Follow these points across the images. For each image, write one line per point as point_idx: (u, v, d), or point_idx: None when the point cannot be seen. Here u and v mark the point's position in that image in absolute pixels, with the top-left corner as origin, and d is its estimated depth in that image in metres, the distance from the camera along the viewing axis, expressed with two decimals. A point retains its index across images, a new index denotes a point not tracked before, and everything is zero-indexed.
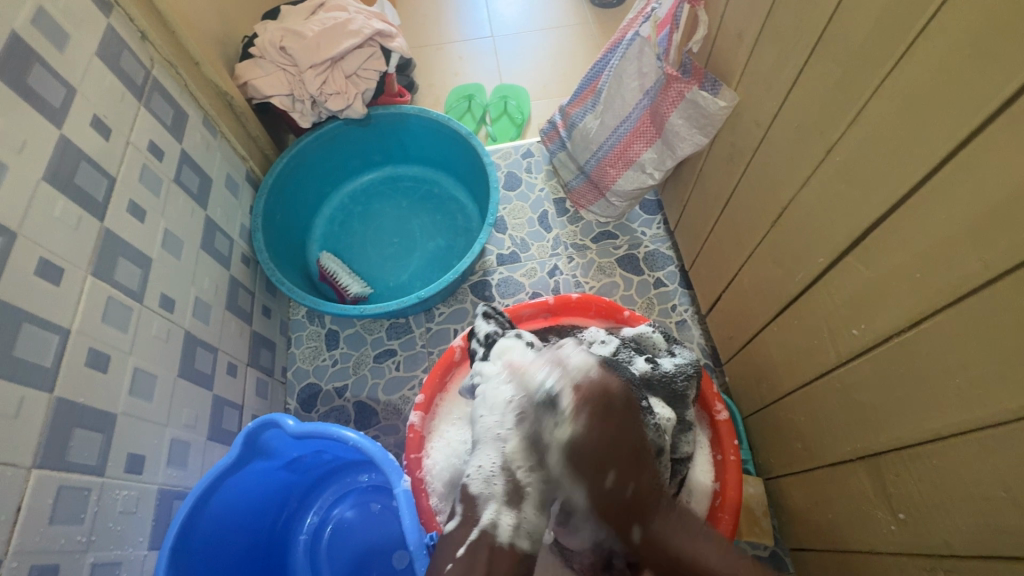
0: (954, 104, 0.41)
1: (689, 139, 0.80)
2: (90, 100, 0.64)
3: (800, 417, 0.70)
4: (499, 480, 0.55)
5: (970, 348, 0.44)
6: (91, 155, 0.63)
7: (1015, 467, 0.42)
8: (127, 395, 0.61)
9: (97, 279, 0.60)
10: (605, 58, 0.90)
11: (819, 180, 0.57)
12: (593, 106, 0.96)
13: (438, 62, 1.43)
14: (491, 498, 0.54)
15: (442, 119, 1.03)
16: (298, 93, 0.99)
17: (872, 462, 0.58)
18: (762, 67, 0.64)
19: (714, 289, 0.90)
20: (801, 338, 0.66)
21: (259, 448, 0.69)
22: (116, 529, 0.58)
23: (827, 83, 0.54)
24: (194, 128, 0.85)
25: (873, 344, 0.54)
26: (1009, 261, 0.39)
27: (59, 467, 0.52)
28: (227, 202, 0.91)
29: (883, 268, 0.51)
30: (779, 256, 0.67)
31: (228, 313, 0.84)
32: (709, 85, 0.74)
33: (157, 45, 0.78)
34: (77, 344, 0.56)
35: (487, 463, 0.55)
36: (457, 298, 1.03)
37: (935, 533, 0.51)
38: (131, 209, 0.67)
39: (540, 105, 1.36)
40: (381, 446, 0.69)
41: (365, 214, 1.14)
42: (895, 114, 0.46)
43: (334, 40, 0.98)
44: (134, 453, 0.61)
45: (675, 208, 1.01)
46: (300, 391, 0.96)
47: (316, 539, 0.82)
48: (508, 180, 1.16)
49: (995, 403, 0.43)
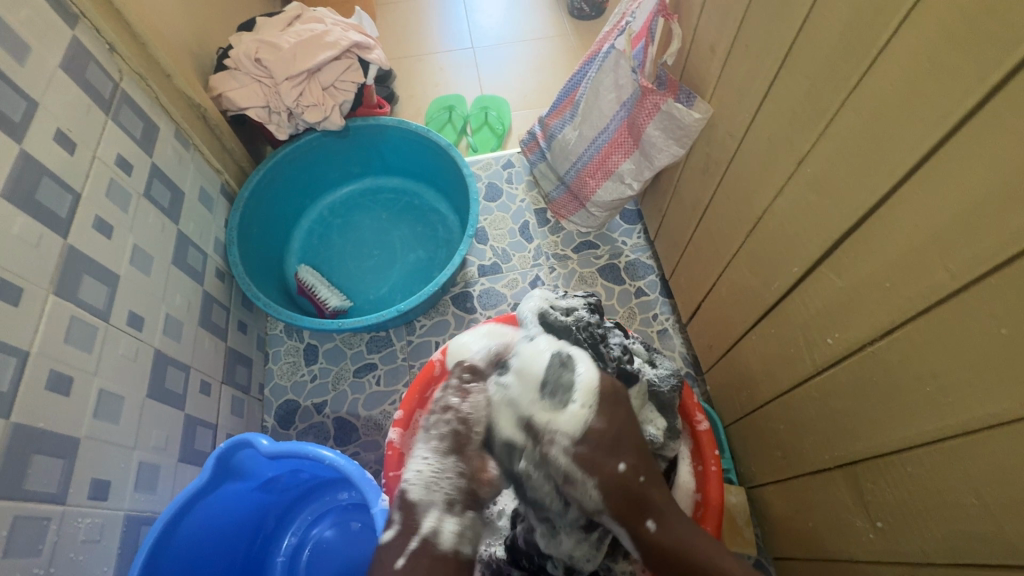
0: (919, 120, 0.42)
1: (665, 150, 0.81)
2: (55, 114, 0.62)
3: (779, 425, 0.70)
4: (440, 489, 0.56)
5: (940, 359, 0.44)
6: (53, 170, 0.61)
7: (986, 476, 0.43)
8: (92, 417, 0.59)
9: (59, 298, 0.58)
10: (582, 70, 0.91)
11: (792, 191, 0.58)
12: (571, 118, 0.97)
13: (418, 73, 1.43)
14: (432, 507, 0.55)
15: (421, 130, 1.03)
16: (274, 104, 0.98)
17: (849, 470, 0.58)
18: (734, 79, 0.65)
19: (693, 298, 0.91)
20: (778, 347, 0.66)
21: (232, 469, 0.67)
22: (78, 558, 0.55)
23: (797, 96, 0.55)
24: (166, 141, 0.83)
25: (846, 353, 0.54)
26: (977, 270, 0.39)
27: (15, 496, 0.50)
28: (201, 215, 0.89)
29: (854, 278, 0.51)
30: (755, 266, 0.68)
31: (201, 329, 0.82)
32: (684, 98, 0.75)
33: (126, 57, 0.76)
34: (37, 366, 0.54)
35: (423, 470, 0.57)
36: (438, 310, 1.02)
37: (912, 541, 0.51)
38: (97, 225, 0.66)
39: (521, 116, 1.37)
40: (359, 464, 0.68)
41: (344, 227, 1.13)
42: (862, 127, 0.47)
43: (311, 52, 0.97)
44: (98, 478, 0.59)
45: (654, 217, 1.02)
46: (278, 407, 0.94)
47: (294, 561, 0.80)
48: (489, 190, 1.15)
49: (966, 413, 0.43)
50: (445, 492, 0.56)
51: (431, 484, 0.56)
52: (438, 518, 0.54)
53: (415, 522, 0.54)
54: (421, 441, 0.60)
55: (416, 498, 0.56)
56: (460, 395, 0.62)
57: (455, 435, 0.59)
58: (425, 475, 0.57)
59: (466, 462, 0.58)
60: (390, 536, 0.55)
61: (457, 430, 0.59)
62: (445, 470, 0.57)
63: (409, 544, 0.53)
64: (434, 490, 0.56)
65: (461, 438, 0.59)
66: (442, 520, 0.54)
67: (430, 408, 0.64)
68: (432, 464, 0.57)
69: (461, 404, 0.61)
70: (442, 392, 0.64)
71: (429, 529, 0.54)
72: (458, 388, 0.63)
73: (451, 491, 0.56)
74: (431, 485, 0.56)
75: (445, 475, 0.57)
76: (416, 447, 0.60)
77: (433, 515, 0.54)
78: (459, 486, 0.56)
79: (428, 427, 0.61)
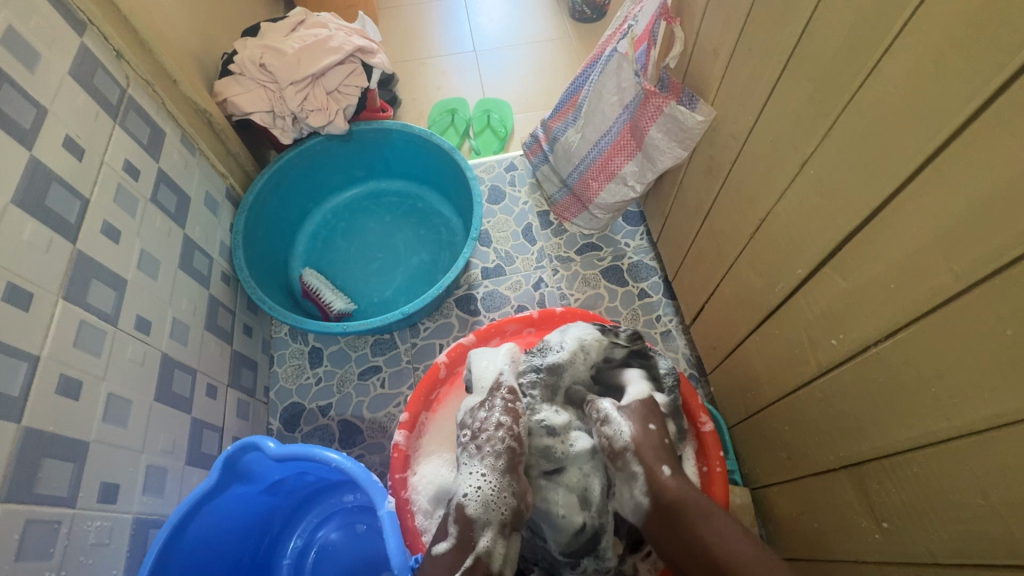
0: (921, 122, 0.42)
1: (668, 152, 0.81)
2: (63, 120, 0.63)
3: (784, 426, 0.70)
4: (496, 508, 0.56)
5: (944, 360, 0.44)
6: (62, 175, 0.61)
7: (992, 476, 0.43)
8: (101, 421, 0.60)
9: (68, 303, 0.59)
10: (585, 73, 0.91)
11: (796, 193, 0.58)
12: (574, 121, 0.97)
13: (420, 76, 1.44)
14: (486, 525, 0.56)
15: (424, 134, 1.04)
16: (278, 109, 0.99)
17: (854, 471, 0.58)
18: (737, 82, 0.66)
19: (696, 300, 0.91)
20: (782, 348, 0.67)
21: (239, 472, 0.68)
22: (88, 561, 0.56)
23: (799, 99, 0.55)
24: (172, 146, 0.84)
25: (851, 354, 0.55)
26: (981, 271, 0.40)
27: (27, 499, 0.50)
28: (207, 219, 0.89)
29: (858, 279, 0.52)
30: (759, 268, 0.68)
31: (207, 333, 0.83)
32: (687, 100, 0.75)
33: (133, 64, 0.77)
34: (47, 370, 0.54)
35: (478, 488, 0.57)
36: (442, 313, 1.03)
37: (918, 541, 0.52)
38: (105, 230, 0.66)
39: (523, 118, 1.37)
40: (365, 466, 0.68)
41: (348, 230, 1.14)
42: (865, 129, 0.47)
43: (315, 57, 0.98)
44: (107, 481, 0.59)
45: (657, 219, 1.02)
46: (283, 410, 0.95)
47: (300, 563, 0.80)
48: (492, 193, 1.16)
49: (970, 413, 0.43)
50: (501, 512, 0.56)
51: (488, 501, 0.56)
52: (492, 538, 0.55)
53: (471, 538, 0.56)
54: (473, 457, 0.60)
55: (474, 515, 0.56)
56: (512, 413, 0.62)
57: (511, 453, 0.59)
58: (482, 493, 0.57)
59: (520, 480, 0.58)
60: (445, 548, 0.57)
61: (510, 448, 0.59)
62: (498, 487, 0.57)
63: (464, 559, 0.55)
64: (491, 509, 0.56)
65: (514, 454, 0.59)
66: (495, 539, 0.56)
67: (473, 421, 0.64)
68: (490, 482, 0.57)
69: (512, 421, 0.61)
70: (488, 407, 0.63)
71: (484, 547, 0.55)
72: (509, 404, 0.63)
73: (505, 512, 0.56)
74: (488, 503, 0.56)
75: (500, 494, 0.57)
76: (467, 462, 0.60)
77: (489, 532, 0.56)
78: (514, 506, 0.57)
79: (479, 442, 0.61)
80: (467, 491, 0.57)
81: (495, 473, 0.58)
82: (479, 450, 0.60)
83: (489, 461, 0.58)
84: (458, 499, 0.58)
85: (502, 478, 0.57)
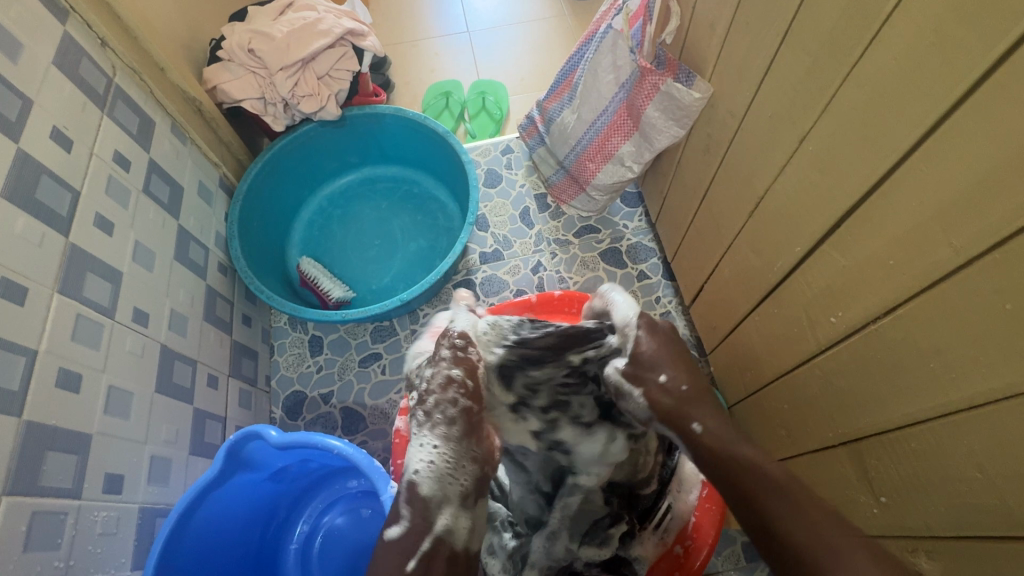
0: (922, 93, 0.41)
1: (665, 131, 0.80)
2: (49, 112, 0.62)
3: (784, 404, 0.70)
4: (452, 482, 0.53)
5: (943, 335, 0.44)
6: (52, 168, 0.61)
7: (990, 450, 0.43)
8: (102, 413, 0.60)
9: (64, 296, 0.58)
10: (580, 51, 0.90)
11: (794, 169, 0.57)
12: (570, 101, 0.96)
13: (414, 59, 1.41)
14: (445, 504, 0.52)
15: (418, 118, 1.02)
16: (269, 95, 0.97)
17: (853, 447, 0.58)
18: (734, 58, 0.64)
19: (696, 280, 0.90)
20: (781, 327, 0.66)
21: (243, 461, 0.68)
22: (96, 551, 0.56)
23: (798, 73, 0.54)
24: (163, 136, 0.83)
25: (850, 332, 0.54)
26: (980, 246, 0.39)
27: (32, 492, 0.50)
28: (201, 210, 0.89)
29: (858, 256, 0.51)
30: (758, 246, 0.68)
31: (206, 324, 0.83)
32: (684, 77, 0.74)
33: (119, 52, 0.75)
34: (46, 365, 0.54)
35: (431, 461, 0.53)
36: (441, 299, 1.02)
37: (916, 515, 0.52)
38: (98, 222, 0.66)
39: (519, 100, 1.35)
40: (367, 453, 0.69)
41: (344, 217, 1.13)
42: (864, 103, 0.46)
43: (304, 41, 0.96)
44: (111, 472, 0.60)
45: (656, 199, 1.01)
46: (286, 399, 0.95)
47: (306, 548, 0.81)
48: (488, 177, 1.15)
49: (967, 387, 0.43)
50: (460, 483, 0.53)
51: (441, 475, 0.53)
52: (453, 515, 0.52)
53: (428, 518, 0.51)
54: (423, 426, 0.55)
55: (430, 493, 0.52)
56: (463, 364, 0.58)
57: (466, 414, 0.55)
58: (436, 467, 0.53)
59: (481, 442, 0.55)
60: (399, 532, 0.51)
61: (465, 408, 0.55)
62: (454, 457, 0.53)
63: (421, 543, 0.50)
64: (447, 482, 0.53)
65: (470, 414, 0.56)
66: (456, 515, 0.53)
67: (421, 379, 0.59)
68: (445, 453, 0.53)
69: (465, 379, 0.57)
70: (434, 362, 0.58)
71: (443, 528, 0.51)
72: (462, 356, 0.59)
73: (464, 482, 0.53)
74: (443, 478, 0.53)
75: (457, 466, 0.53)
76: (416, 432, 0.55)
77: (449, 510, 0.52)
78: (473, 474, 0.54)
79: (427, 408, 0.55)
80: (420, 467, 0.53)
81: (451, 436, 0.54)
82: (428, 416, 0.55)
83: (437, 431, 0.54)
84: (409, 476, 0.53)
85: (459, 443, 0.54)
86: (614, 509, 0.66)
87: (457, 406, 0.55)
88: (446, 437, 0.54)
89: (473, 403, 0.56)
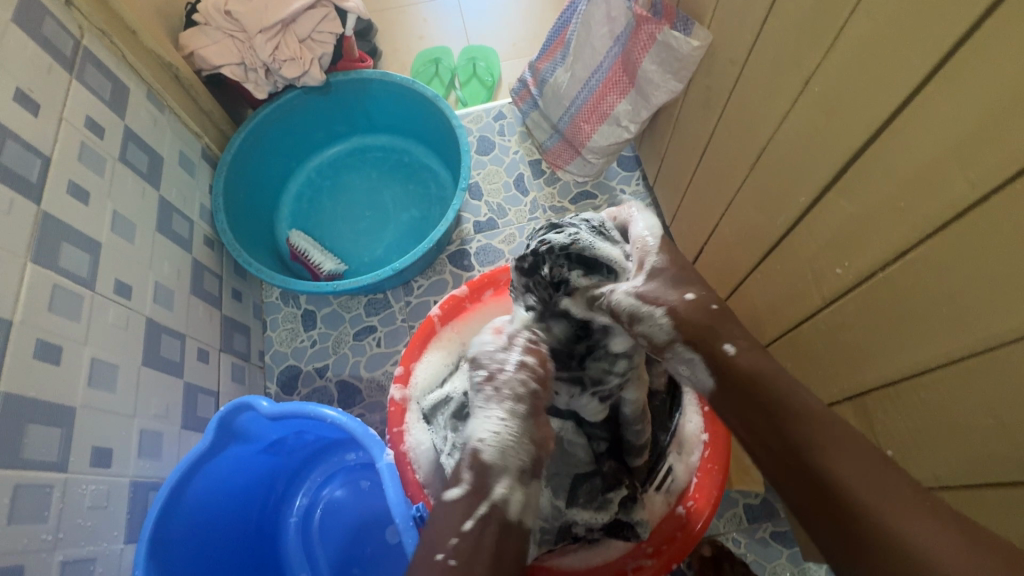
0: (935, 17, 0.38)
1: (663, 86, 0.77)
2: (12, 73, 0.58)
3: (786, 363, 0.69)
4: (516, 452, 0.45)
5: (955, 279, 0.42)
6: (17, 132, 0.58)
7: (1003, 395, 0.41)
8: (86, 387, 0.58)
9: (38, 266, 0.56)
10: (573, 5, 0.86)
11: (799, 115, 0.54)
12: (563, 59, 0.92)
13: (401, 25, 1.36)
14: (505, 471, 0.45)
15: (406, 82, 0.98)
16: (249, 61, 0.93)
17: (858, 403, 0.57)
18: (734, 0, 0.61)
19: (696, 243, 0.88)
20: (784, 284, 0.64)
21: (235, 433, 0.67)
22: (86, 525, 0.55)
23: (802, 10, 0.51)
24: (138, 102, 0.79)
25: (856, 283, 0.53)
26: (996, 180, 0.37)
27: (14, 465, 0.49)
28: (183, 181, 0.86)
29: (865, 202, 0.49)
30: (759, 201, 0.65)
31: (193, 297, 0.81)
32: (681, 25, 0.70)
33: (86, 12, 0.72)
34: (23, 336, 0.53)
35: (499, 427, 0.46)
36: (435, 270, 1.00)
37: (925, 467, 0.51)
38: (72, 190, 0.63)
39: (510, 65, 1.31)
40: (362, 421, 0.67)
41: (334, 189, 1.10)
42: (873, 35, 0.44)
43: (283, 1, 0.92)
44: (98, 446, 0.58)
45: (653, 162, 0.98)
46: (280, 374, 0.94)
47: (306, 521, 0.81)
48: (481, 144, 1.11)
49: (979, 332, 0.41)
50: (519, 455, 0.45)
51: (508, 445, 0.45)
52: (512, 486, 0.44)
53: (487, 483, 0.44)
54: (489, 396, 0.48)
55: (492, 461, 0.45)
56: (535, 352, 0.53)
57: (534, 395, 0.49)
58: (505, 436, 0.45)
59: (542, 426, 0.48)
60: (458, 495, 0.44)
61: (533, 386, 0.49)
62: (521, 432, 0.46)
63: (477, 507, 0.43)
64: (513, 454, 0.45)
65: (537, 399, 0.49)
66: (514, 487, 0.44)
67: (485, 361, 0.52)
68: (513, 423, 0.46)
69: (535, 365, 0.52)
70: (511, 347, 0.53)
71: (502, 496, 0.44)
72: (533, 347, 0.53)
73: (527, 457, 0.46)
74: (508, 450, 0.45)
75: (523, 441, 0.46)
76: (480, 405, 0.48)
77: (507, 480, 0.44)
78: (535, 451, 0.46)
79: (495, 382, 0.49)
80: (483, 431, 0.46)
81: (519, 404, 0.47)
82: (494, 387, 0.49)
83: (502, 396, 0.48)
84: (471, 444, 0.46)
85: (528, 417, 0.47)
86: (607, 471, 0.63)
87: (529, 385, 0.49)
88: (515, 407, 0.47)
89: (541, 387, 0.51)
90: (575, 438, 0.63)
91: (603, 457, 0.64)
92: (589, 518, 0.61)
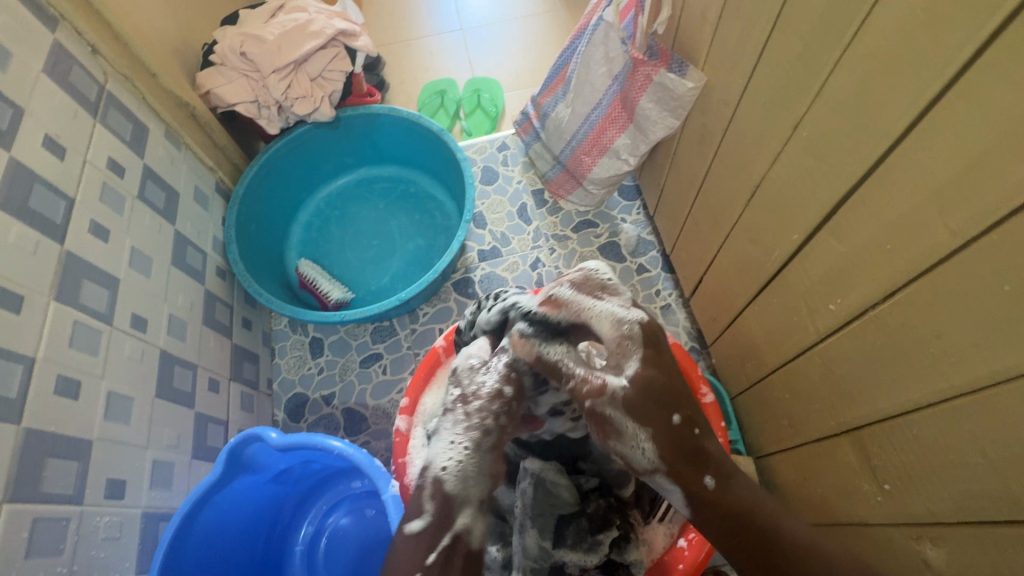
0: (916, 71, 0.40)
1: (660, 122, 0.80)
2: (41, 120, 0.62)
3: (785, 394, 0.70)
4: (476, 481, 0.47)
5: (943, 319, 0.43)
6: (44, 176, 0.61)
7: (992, 435, 0.42)
8: (102, 420, 0.60)
9: (61, 304, 0.59)
10: (572, 45, 0.90)
11: (789, 156, 0.57)
12: (564, 95, 0.95)
13: (408, 59, 1.41)
14: (467, 502, 0.46)
15: (413, 117, 1.02)
16: (262, 98, 0.97)
17: (855, 436, 0.58)
18: (726, 45, 0.64)
19: (696, 272, 0.90)
20: (780, 316, 0.66)
21: (244, 463, 0.68)
22: (99, 556, 0.57)
23: (789, 59, 0.53)
24: (157, 141, 0.83)
25: (849, 319, 0.54)
26: (977, 228, 0.39)
27: (32, 499, 0.51)
28: (198, 214, 0.89)
29: (854, 242, 0.51)
30: (755, 236, 0.67)
31: (206, 328, 0.83)
32: (677, 66, 0.74)
33: (110, 59, 0.75)
34: (45, 371, 0.55)
35: (459, 458, 0.47)
36: (440, 297, 1.02)
37: (919, 502, 0.52)
38: (93, 230, 0.66)
39: (514, 96, 1.35)
40: (368, 452, 0.69)
41: (342, 219, 1.13)
42: (857, 87, 0.46)
43: (296, 43, 0.96)
44: (113, 478, 0.60)
45: (653, 192, 1.00)
46: (287, 402, 0.95)
47: (311, 549, 0.81)
48: (485, 174, 1.14)
49: (969, 372, 0.43)
50: (480, 488, 0.47)
51: (467, 475, 0.47)
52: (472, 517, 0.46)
53: (449, 515, 0.46)
54: (460, 423, 0.49)
55: (454, 491, 0.46)
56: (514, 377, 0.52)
57: (500, 426, 0.50)
58: (464, 466, 0.47)
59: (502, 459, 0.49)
60: (419, 527, 0.46)
61: (502, 421, 0.50)
62: (481, 463, 0.48)
63: (441, 539, 0.45)
64: (472, 485, 0.47)
65: (502, 429, 0.50)
66: (475, 518, 0.46)
67: (464, 382, 0.53)
68: (472, 454, 0.47)
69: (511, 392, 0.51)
70: (487, 369, 0.53)
71: (463, 526, 0.45)
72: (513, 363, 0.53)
73: (485, 489, 0.47)
74: (468, 478, 0.47)
75: (483, 472, 0.47)
76: (449, 428, 0.49)
77: (468, 510, 0.46)
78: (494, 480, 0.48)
79: (467, 404, 0.50)
80: (443, 460, 0.48)
81: (481, 433, 0.48)
82: (466, 414, 0.50)
83: (470, 424, 0.49)
84: (435, 473, 0.47)
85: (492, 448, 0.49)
86: (594, 511, 0.63)
87: (498, 413, 0.50)
88: (478, 438, 0.48)
89: (511, 413, 0.51)
90: (558, 479, 0.62)
91: (590, 497, 0.64)
92: (582, 553, 0.61)
